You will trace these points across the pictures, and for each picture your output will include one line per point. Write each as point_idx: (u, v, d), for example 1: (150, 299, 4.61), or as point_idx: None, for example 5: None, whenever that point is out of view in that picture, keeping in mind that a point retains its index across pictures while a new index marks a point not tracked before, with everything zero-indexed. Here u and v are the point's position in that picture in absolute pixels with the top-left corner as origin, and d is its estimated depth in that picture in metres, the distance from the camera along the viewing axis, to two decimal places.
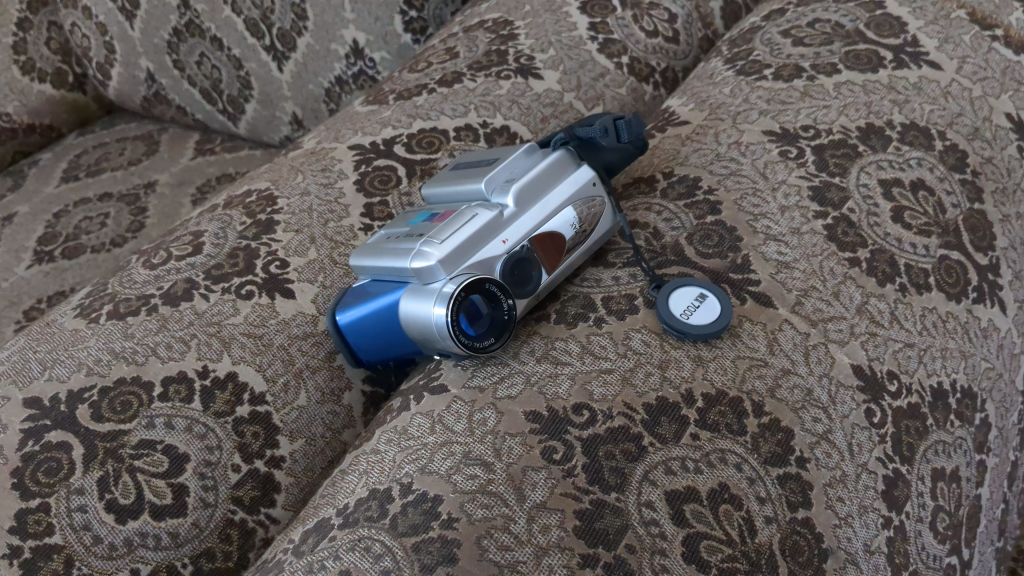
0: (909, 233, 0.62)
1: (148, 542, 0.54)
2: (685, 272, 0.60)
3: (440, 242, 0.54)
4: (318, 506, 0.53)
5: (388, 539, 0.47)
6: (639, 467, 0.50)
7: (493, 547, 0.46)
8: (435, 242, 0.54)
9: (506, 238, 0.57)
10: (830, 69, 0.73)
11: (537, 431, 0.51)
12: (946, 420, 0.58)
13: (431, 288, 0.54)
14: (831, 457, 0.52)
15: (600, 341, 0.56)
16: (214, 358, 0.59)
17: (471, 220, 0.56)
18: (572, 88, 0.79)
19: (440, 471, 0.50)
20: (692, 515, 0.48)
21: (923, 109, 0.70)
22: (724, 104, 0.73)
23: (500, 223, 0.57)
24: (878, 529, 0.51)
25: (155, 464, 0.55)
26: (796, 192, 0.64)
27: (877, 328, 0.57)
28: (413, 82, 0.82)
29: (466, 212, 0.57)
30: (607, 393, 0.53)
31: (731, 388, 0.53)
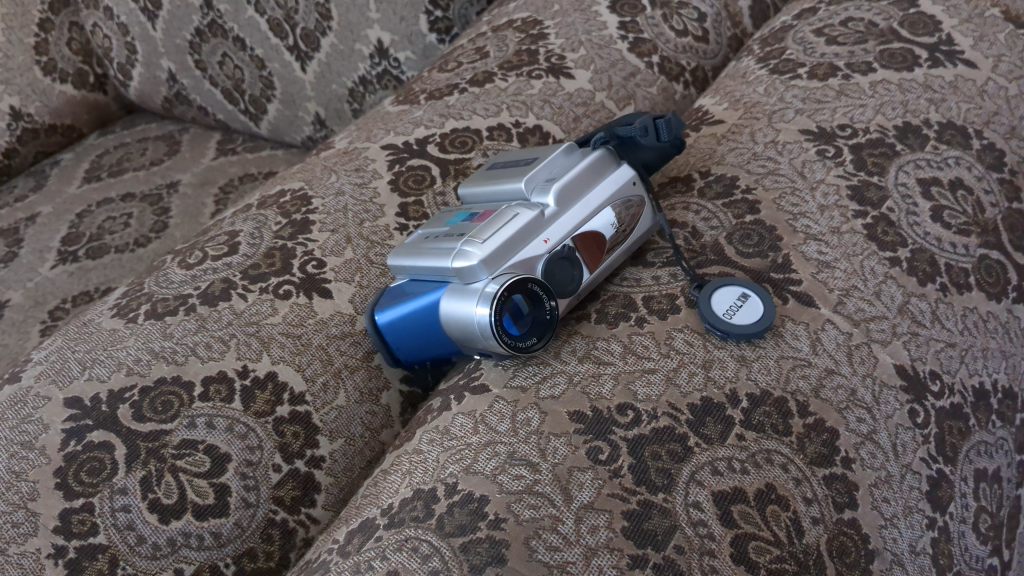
0: (949, 233, 0.62)
1: (191, 542, 0.54)
2: (725, 271, 0.60)
3: (482, 242, 0.54)
4: (361, 506, 0.53)
5: (435, 539, 0.47)
6: (686, 468, 0.50)
7: (542, 547, 0.46)
8: (477, 241, 0.54)
9: (548, 237, 0.57)
10: (865, 68, 0.73)
11: (582, 431, 0.51)
12: (988, 420, 0.58)
13: (474, 288, 0.54)
14: (876, 458, 0.52)
15: (643, 341, 0.56)
16: (254, 358, 0.59)
17: (512, 219, 0.56)
18: (604, 88, 0.79)
19: (485, 472, 0.50)
20: (739, 516, 0.48)
21: (960, 108, 0.69)
22: (758, 103, 0.73)
23: (542, 222, 0.57)
24: (923, 530, 0.51)
25: (197, 464, 0.55)
26: (835, 191, 0.64)
27: (918, 327, 0.57)
28: (443, 82, 0.81)
29: (506, 212, 0.57)
30: (652, 394, 0.53)
31: (775, 388, 0.53)
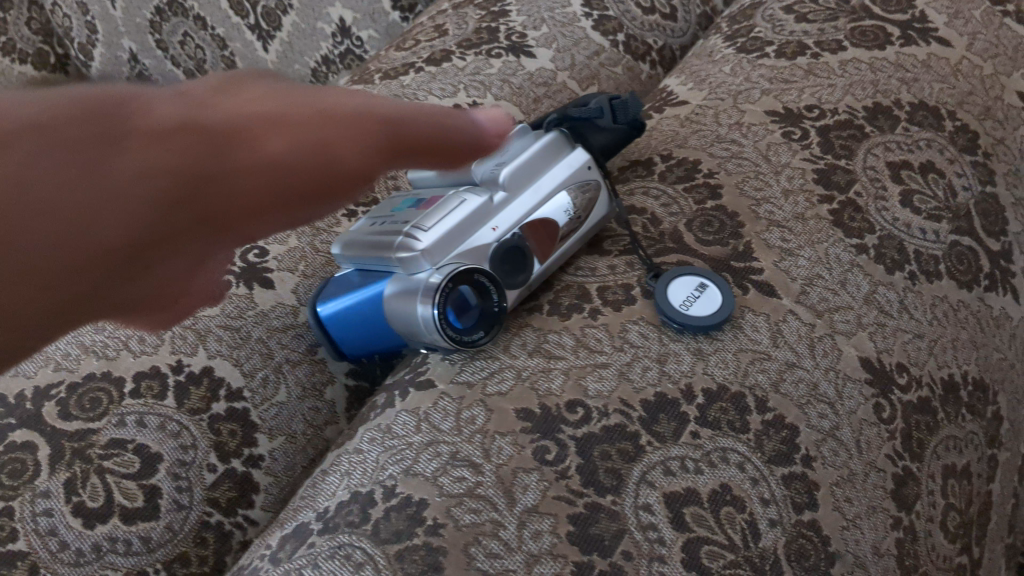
0: (918, 218, 0.60)
1: (117, 548, 0.50)
2: (685, 260, 0.57)
3: (426, 231, 0.51)
4: (298, 508, 0.50)
5: (369, 546, 0.45)
6: (636, 468, 0.47)
7: (481, 554, 0.44)
8: (421, 230, 0.52)
9: (496, 225, 0.54)
10: (835, 46, 0.70)
11: (528, 429, 0.49)
12: (957, 414, 0.55)
13: (415, 280, 0.51)
14: (838, 456, 0.49)
15: (596, 333, 0.53)
16: (189, 353, 0.57)
17: (459, 205, 0.53)
18: (566, 67, 0.76)
19: (425, 474, 0.47)
20: (692, 519, 0.46)
21: (933, 88, 0.67)
22: (724, 82, 0.70)
23: (489, 210, 0.54)
24: (887, 530, 0.49)
25: (125, 464, 0.52)
26: (800, 175, 0.61)
27: (885, 318, 0.55)
28: (399, 62, 0.79)
29: (453, 197, 0.54)
30: (603, 390, 0.50)
31: (732, 383, 0.51)
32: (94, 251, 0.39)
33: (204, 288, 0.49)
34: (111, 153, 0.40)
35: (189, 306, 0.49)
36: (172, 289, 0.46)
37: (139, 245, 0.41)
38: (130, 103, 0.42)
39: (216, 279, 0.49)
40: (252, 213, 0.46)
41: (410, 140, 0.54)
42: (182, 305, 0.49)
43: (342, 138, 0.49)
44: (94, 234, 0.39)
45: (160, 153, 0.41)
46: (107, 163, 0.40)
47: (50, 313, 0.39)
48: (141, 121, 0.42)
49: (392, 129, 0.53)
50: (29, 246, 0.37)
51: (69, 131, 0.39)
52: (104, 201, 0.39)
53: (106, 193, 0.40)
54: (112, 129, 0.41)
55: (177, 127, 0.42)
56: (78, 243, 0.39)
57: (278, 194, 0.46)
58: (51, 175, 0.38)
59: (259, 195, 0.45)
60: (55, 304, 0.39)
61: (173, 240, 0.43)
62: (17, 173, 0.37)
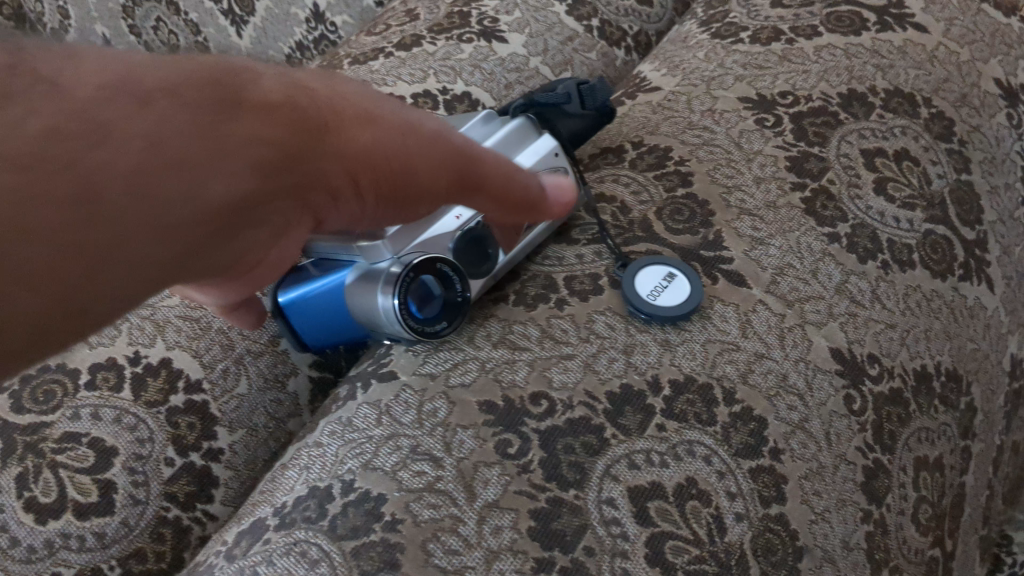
0: (892, 207, 0.59)
1: (70, 544, 0.50)
2: (654, 249, 0.56)
3: None
4: (256, 503, 0.49)
5: (325, 543, 0.44)
6: (600, 462, 0.46)
7: (439, 550, 0.43)
8: None
9: (460, 213, 0.52)
10: (810, 32, 0.69)
11: (491, 423, 0.48)
12: (930, 405, 0.54)
13: (376, 270, 0.49)
14: (807, 448, 0.48)
15: (562, 324, 0.52)
16: (147, 344, 0.56)
17: None
18: (539, 53, 0.75)
19: (384, 468, 0.46)
20: (656, 513, 0.45)
21: (909, 74, 0.66)
22: (697, 68, 0.69)
23: None
24: (856, 524, 0.48)
25: (79, 458, 0.51)
26: (772, 163, 0.60)
27: (857, 308, 0.54)
28: (370, 46, 0.77)
29: None
30: (568, 381, 0.49)
31: (700, 374, 0.50)
32: (199, 216, 0.32)
33: (266, 279, 0.43)
34: (231, 112, 0.33)
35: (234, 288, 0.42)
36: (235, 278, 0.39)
37: (242, 214, 0.34)
38: (244, 71, 0.35)
39: (271, 269, 0.42)
40: (340, 192, 0.38)
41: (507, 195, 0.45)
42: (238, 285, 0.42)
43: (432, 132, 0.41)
44: (202, 198, 0.32)
45: (270, 120, 0.34)
46: (231, 123, 0.33)
47: (140, 287, 0.31)
48: (256, 93, 0.34)
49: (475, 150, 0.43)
50: (122, 206, 0.29)
51: (189, 89, 0.32)
52: (223, 164, 0.32)
53: (221, 156, 0.32)
54: (230, 89, 0.33)
55: (287, 100, 0.35)
56: (191, 206, 0.31)
57: (391, 178, 0.39)
58: (180, 134, 0.31)
59: (353, 171, 0.38)
60: (151, 269, 0.31)
61: (267, 219, 0.36)
62: (147, 129, 0.30)
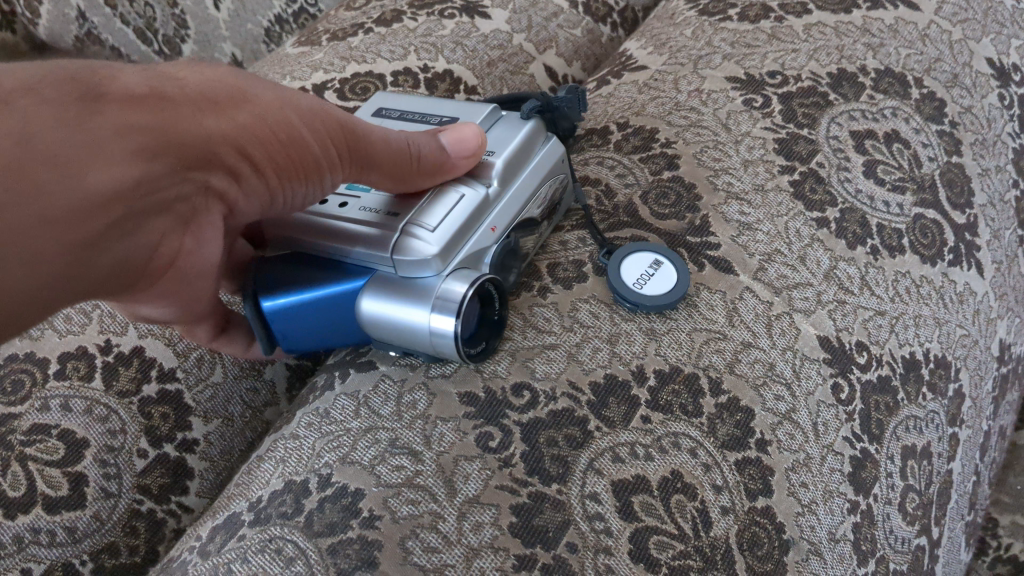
0: (882, 189, 0.58)
1: (40, 539, 0.49)
2: (638, 235, 0.55)
3: (433, 231, 0.45)
4: (231, 496, 0.47)
5: (302, 540, 0.43)
6: (584, 456, 0.45)
7: (419, 548, 0.42)
8: (429, 231, 0.45)
9: (494, 225, 0.49)
10: (800, 10, 0.68)
11: (471, 415, 0.47)
12: (917, 392, 0.52)
13: (429, 283, 0.45)
14: (794, 439, 0.47)
15: (545, 313, 0.51)
16: (118, 332, 0.56)
17: (458, 202, 0.47)
18: (522, 29, 0.73)
19: (362, 462, 0.45)
20: (641, 508, 0.44)
21: (900, 53, 0.65)
22: (684, 46, 0.67)
23: (486, 207, 0.48)
24: (843, 515, 0.47)
25: (49, 451, 0.51)
26: (760, 145, 0.59)
27: (845, 295, 0.53)
28: (349, 22, 0.75)
29: (445, 191, 0.48)
30: (551, 371, 0.48)
31: (686, 364, 0.49)
32: (87, 205, 0.34)
33: (203, 288, 0.47)
34: (102, 107, 0.34)
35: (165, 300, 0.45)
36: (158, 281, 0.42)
37: (137, 199, 0.36)
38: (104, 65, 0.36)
39: (201, 276, 0.45)
40: (231, 166, 0.41)
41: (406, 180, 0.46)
42: (168, 287, 0.44)
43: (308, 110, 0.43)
44: (87, 186, 0.34)
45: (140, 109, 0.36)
46: (103, 116, 0.34)
47: (38, 275, 0.34)
48: (120, 81, 0.36)
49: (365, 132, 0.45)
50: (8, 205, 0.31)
51: (49, 84, 0.33)
52: (104, 152, 0.34)
53: (100, 142, 0.34)
54: (93, 86, 0.35)
55: (155, 90, 0.36)
56: (77, 198, 0.34)
57: (278, 150, 0.42)
58: (54, 126, 0.33)
59: (237, 147, 0.40)
60: (51, 258, 0.34)
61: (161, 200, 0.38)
62: (18, 129, 0.32)
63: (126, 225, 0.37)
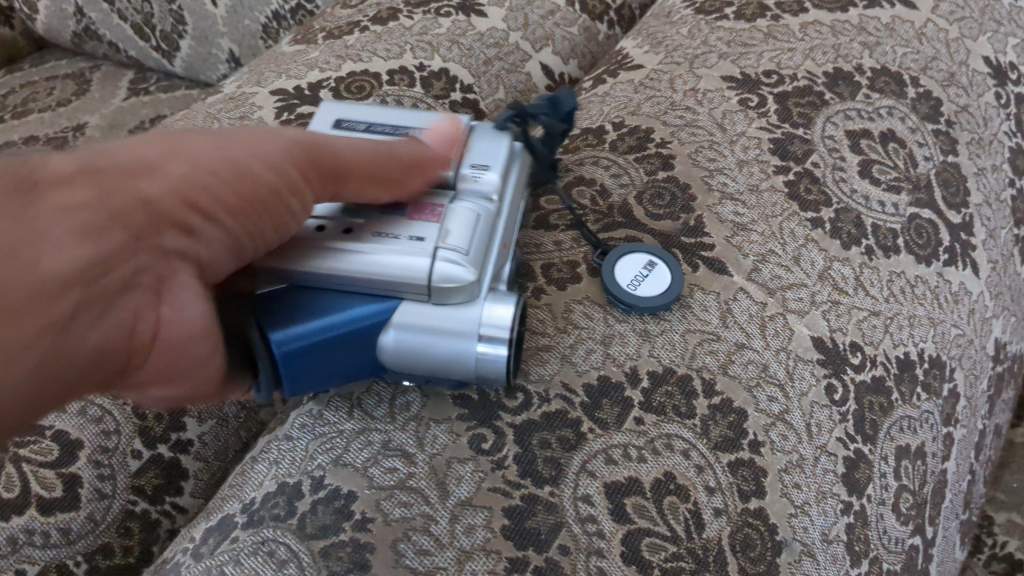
0: (877, 189, 0.58)
1: (34, 540, 0.49)
2: (633, 236, 0.55)
3: (468, 253, 0.44)
4: (225, 497, 0.48)
5: (294, 542, 0.43)
6: (577, 458, 0.45)
7: (411, 551, 0.42)
8: (464, 254, 0.43)
9: (502, 242, 0.48)
10: (796, 8, 0.68)
11: (464, 417, 0.47)
12: (912, 393, 0.52)
13: (463, 308, 0.44)
14: (787, 440, 0.47)
15: (538, 315, 0.51)
16: None
17: (478, 221, 0.46)
18: (518, 27, 0.73)
19: (355, 464, 0.45)
20: (633, 510, 0.44)
21: (896, 52, 0.65)
22: (680, 45, 0.67)
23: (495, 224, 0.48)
24: (836, 516, 0.46)
25: (43, 452, 0.51)
26: (756, 145, 0.59)
27: (840, 295, 0.53)
28: (344, 20, 0.75)
29: (459, 210, 0.46)
30: (544, 373, 0.48)
31: (679, 365, 0.49)
32: (44, 295, 0.31)
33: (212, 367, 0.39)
34: (36, 196, 0.32)
35: (166, 385, 0.38)
36: (159, 365, 0.37)
37: (101, 284, 0.33)
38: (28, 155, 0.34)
39: (210, 362, 0.39)
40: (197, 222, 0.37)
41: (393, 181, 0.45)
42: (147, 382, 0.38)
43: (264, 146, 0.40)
44: (39, 275, 0.31)
45: (73, 186, 0.33)
46: (38, 204, 0.32)
47: (8, 387, 0.31)
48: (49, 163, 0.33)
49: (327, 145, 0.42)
50: None
51: None
52: (46, 238, 0.32)
53: (41, 229, 0.31)
54: (26, 177, 0.32)
55: (86, 167, 0.34)
56: (32, 288, 0.31)
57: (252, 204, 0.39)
58: None
59: (194, 201, 0.37)
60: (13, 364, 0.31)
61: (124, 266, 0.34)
62: None
63: (83, 319, 0.33)
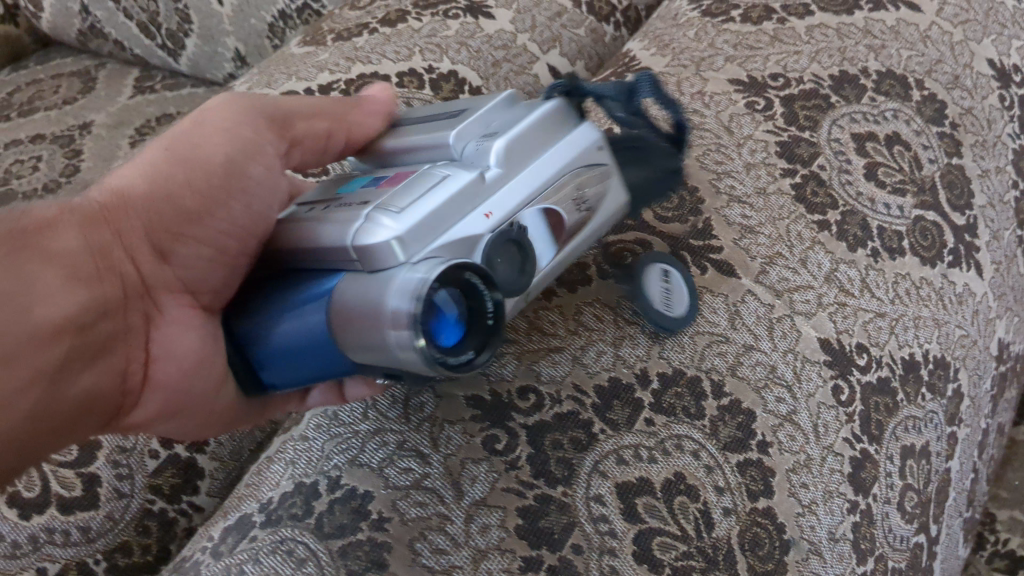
0: (882, 192, 0.58)
1: (55, 539, 0.54)
2: (642, 237, 0.55)
3: (398, 211, 0.35)
4: (242, 496, 0.49)
5: (313, 542, 0.44)
6: (589, 458, 0.46)
7: (427, 550, 0.43)
8: (392, 211, 0.35)
9: (491, 211, 0.38)
10: (802, 10, 0.68)
11: (477, 417, 0.47)
12: (916, 393, 0.53)
13: (384, 275, 0.35)
14: (795, 441, 0.48)
15: (549, 316, 0.52)
16: None
17: (442, 182, 0.37)
18: (526, 29, 0.74)
19: (371, 465, 0.46)
20: (644, 510, 0.45)
21: (901, 55, 0.65)
22: (686, 48, 0.68)
23: (483, 189, 0.37)
24: (843, 515, 0.47)
25: (64, 453, 0.56)
26: (763, 148, 0.59)
27: (846, 298, 0.53)
28: (353, 21, 0.76)
29: (429, 173, 0.38)
30: (556, 374, 0.49)
31: (689, 367, 0.49)
32: (54, 330, 0.40)
33: (198, 383, 0.49)
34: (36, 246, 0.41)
35: (171, 414, 0.50)
36: (165, 394, 0.49)
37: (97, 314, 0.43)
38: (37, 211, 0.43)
39: (185, 372, 0.49)
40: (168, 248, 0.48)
41: (348, 127, 0.49)
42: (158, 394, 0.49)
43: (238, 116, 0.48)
44: (50, 314, 0.40)
45: (64, 235, 0.43)
46: (38, 252, 0.41)
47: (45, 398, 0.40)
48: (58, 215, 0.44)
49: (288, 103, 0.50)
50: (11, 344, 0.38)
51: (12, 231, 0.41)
52: (41, 292, 0.40)
53: (46, 274, 0.41)
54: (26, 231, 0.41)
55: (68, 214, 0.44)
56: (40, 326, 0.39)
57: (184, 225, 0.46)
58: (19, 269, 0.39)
59: (163, 225, 0.47)
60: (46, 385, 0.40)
61: (107, 311, 0.44)
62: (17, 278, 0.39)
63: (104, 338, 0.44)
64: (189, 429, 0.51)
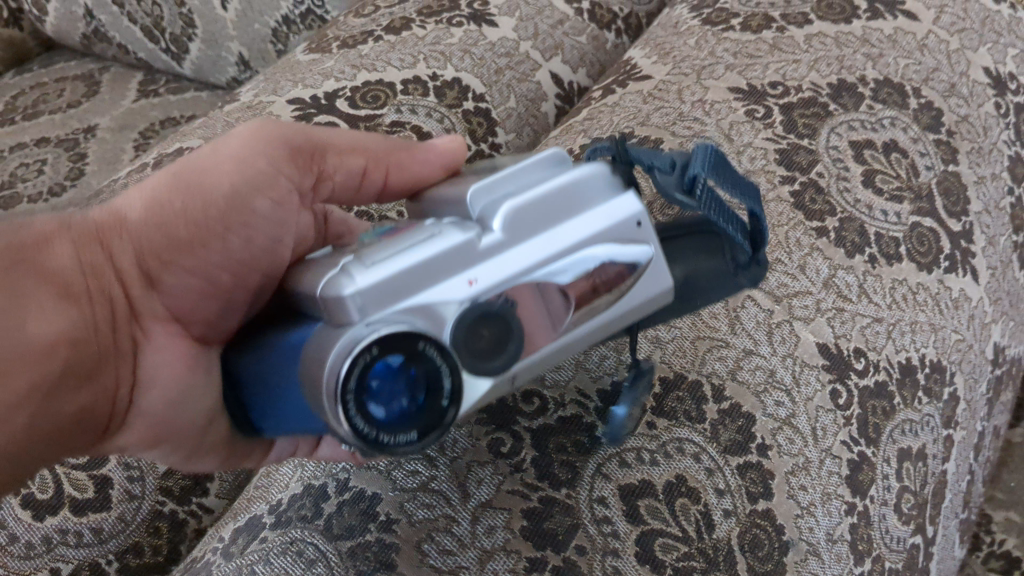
0: (880, 199, 0.59)
1: (68, 540, 0.56)
2: None
3: (368, 266, 0.33)
4: (251, 499, 0.50)
5: (322, 543, 0.45)
6: (591, 462, 0.47)
7: (434, 551, 0.44)
8: (362, 265, 0.33)
9: (473, 278, 0.33)
10: (801, 20, 0.70)
11: (483, 422, 0.49)
12: (913, 396, 0.54)
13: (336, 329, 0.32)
14: (794, 443, 0.49)
15: None
16: None
17: (429, 240, 0.33)
18: (529, 36, 0.75)
19: (379, 468, 0.48)
20: (646, 511, 0.46)
21: (898, 64, 0.66)
22: (687, 56, 0.69)
23: (470, 253, 0.33)
24: (841, 516, 0.48)
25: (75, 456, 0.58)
26: (762, 156, 0.60)
27: (844, 302, 0.54)
28: (358, 29, 0.77)
29: (426, 229, 0.34)
30: (560, 379, 0.51)
31: (689, 372, 0.51)
32: (47, 348, 0.40)
33: (191, 409, 0.49)
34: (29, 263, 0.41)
35: (161, 438, 0.49)
36: (153, 418, 0.48)
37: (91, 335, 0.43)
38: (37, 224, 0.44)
39: (176, 404, 0.48)
40: (159, 274, 0.48)
41: (387, 169, 0.50)
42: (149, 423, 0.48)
43: (251, 142, 0.48)
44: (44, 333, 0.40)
45: (56, 250, 0.43)
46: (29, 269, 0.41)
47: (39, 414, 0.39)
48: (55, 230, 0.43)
49: (315, 139, 0.49)
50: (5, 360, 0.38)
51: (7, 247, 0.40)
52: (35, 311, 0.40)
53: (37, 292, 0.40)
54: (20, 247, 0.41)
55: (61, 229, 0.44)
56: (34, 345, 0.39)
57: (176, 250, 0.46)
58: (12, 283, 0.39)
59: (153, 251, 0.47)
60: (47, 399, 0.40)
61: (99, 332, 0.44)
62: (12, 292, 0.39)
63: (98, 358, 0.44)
64: (174, 455, 0.51)
